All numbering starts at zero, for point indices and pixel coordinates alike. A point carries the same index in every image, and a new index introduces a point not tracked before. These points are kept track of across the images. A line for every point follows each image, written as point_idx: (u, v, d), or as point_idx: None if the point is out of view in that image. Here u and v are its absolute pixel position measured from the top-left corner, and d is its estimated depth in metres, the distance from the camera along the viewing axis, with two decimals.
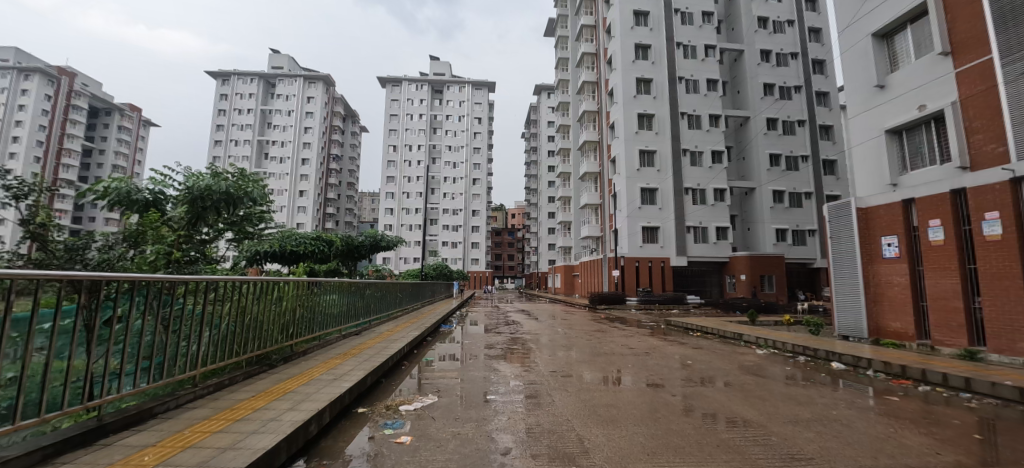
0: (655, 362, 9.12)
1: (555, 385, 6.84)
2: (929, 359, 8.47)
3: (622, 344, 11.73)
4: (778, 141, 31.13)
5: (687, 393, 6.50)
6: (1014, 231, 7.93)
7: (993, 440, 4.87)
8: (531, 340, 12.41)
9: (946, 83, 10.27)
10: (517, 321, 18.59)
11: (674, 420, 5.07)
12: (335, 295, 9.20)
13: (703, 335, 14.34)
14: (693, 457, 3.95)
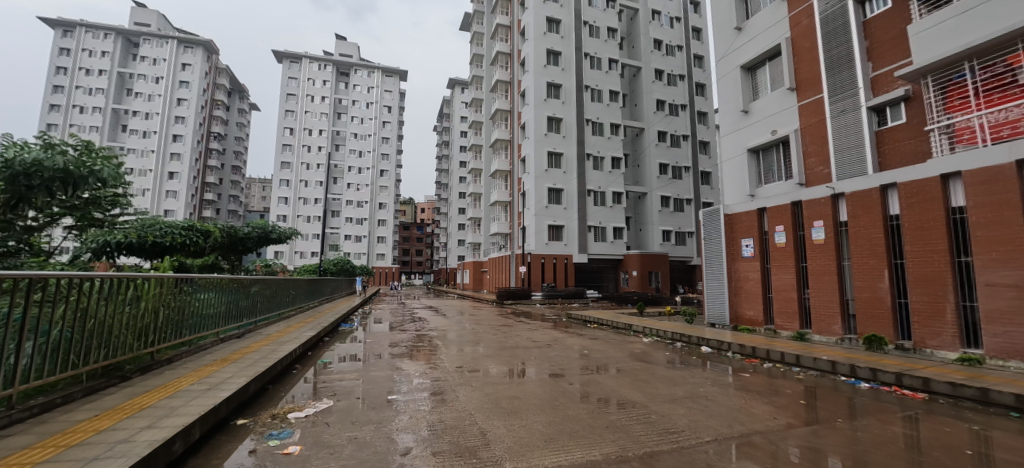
0: (557, 353, 9.73)
1: (461, 380, 6.99)
2: (771, 341, 10.24)
3: (526, 338, 12.26)
4: (667, 152, 34.72)
5: (584, 380, 7.09)
6: (832, 236, 9.94)
7: (812, 403, 6.11)
8: (437, 336, 12.42)
9: (792, 113, 12.44)
10: (423, 317, 18.36)
11: (571, 406, 5.53)
12: (212, 294, 8.31)
13: (598, 326, 15.56)
14: (586, 439, 4.37)
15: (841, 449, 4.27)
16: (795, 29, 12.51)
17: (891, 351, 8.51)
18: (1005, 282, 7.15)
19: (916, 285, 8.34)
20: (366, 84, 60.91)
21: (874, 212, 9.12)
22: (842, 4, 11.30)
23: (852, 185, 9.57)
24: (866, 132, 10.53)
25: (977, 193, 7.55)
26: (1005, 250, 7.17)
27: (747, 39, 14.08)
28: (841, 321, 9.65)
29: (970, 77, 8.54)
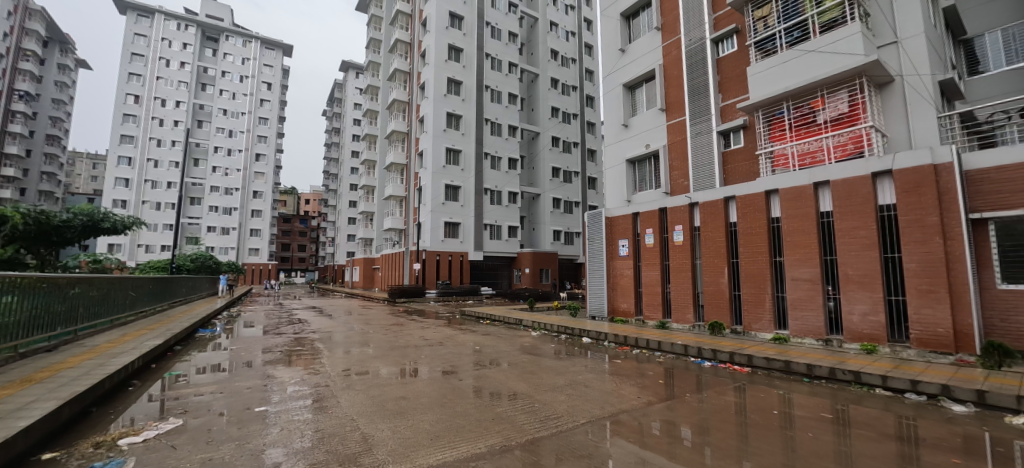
0: (449, 351, 9.87)
1: (344, 384, 6.76)
2: (640, 330, 11.64)
3: (418, 337, 12.16)
4: (560, 157, 36.92)
5: (474, 376, 7.36)
6: (688, 239, 11.66)
7: (669, 382, 7.18)
8: (319, 339, 11.69)
9: (662, 131, 14.29)
10: (303, 319, 17.04)
11: (459, 403, 5.73)
12: (8, 299, 6.75)
13: (491, 322, 16.06)
14: (470, 433, 4.60)
15: (686, 419, 5.13)
16: (666, 58, 14.39)
17: (728, 334, 10.29)
18: (804, 277, 9.16)
19: (747, 280, 10.20)
20: (239, 54, 54.16)
21: (719, 219, 10.93)
22: (702, 41, 13.39)
23: (704, 196, 11.33)
24: (714, 152, 12.77)
25: (789, 206, 9.53)
26: (804, 252, 9.19)
27: (629, 60, 15.78)
28: (693, 310, 11.38)
29: (787, 113, 10.70)
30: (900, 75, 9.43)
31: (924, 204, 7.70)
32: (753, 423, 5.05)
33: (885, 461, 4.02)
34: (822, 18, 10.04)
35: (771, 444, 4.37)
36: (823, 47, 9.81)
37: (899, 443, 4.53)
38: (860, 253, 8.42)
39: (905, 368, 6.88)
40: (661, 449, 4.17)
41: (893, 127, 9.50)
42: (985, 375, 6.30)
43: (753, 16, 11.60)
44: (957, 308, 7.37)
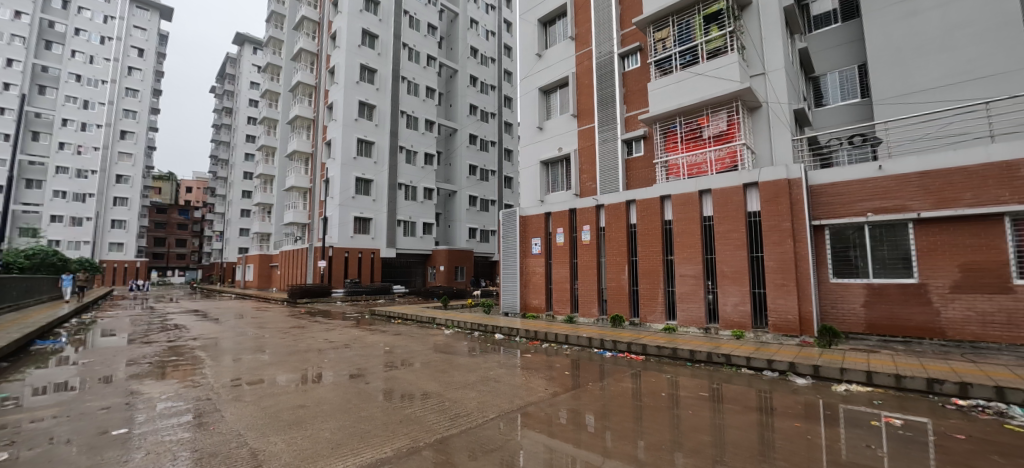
0: (356, 353, 9.52)
1: (232, 396, 6.22)
2: (549, 325, 12.24)
3: (321, 340, 11.52)
4: (477, 155, 37.09)
5: (382, 378, 7.21)
6: (594, 238, 12.54)
7: (575, 373, 7.69)
8: (202, 347, 10.52)
9: (573, 136, 15.20)
10: (183, 325, 15.14)
11: (364, 407, 5.60)
12: None
13: (403, 322, 15.74)
14: (375, 438, 4.55)
15: (587, 406, 5.58)
16: (579, 67, 15.30)
17: (627, 326, 11.27)
18: (690, 273, 10.39)
19: (643, 276, 11.26)
20: (98, 10, 46.16)
21: (621, 221, 11.91)
22: (610, 55, 14.44)
23: (609, 199, 12.27)
24: (618, 159, 13.85)
25: (679, 210, 10.72)
26: (690, 251, 10.42)
27: (545, 66, 16.47)
28: (598, 305, 12.27)
29: (680, 127, 11.98)
30: (766, 101, 11.06)
31: (781, 212, 9.18)
32: (644, 405, 5.65)
33: (746, 428, 4.77)
34: (709, 46, 11.42)
35: (660, 423, 4.92)
36: (709, 71, 11.14)
37: (757, 413, 5.39)
38: (732, 252, 9.78)
39: (764, 350, 8.15)
40: (565, 436, 4.52)
41: (760, 145, 11.14)
42: (819, 353, 7.71)
43: (653, 37, 12.74)
44: (802, 298, 8.91)
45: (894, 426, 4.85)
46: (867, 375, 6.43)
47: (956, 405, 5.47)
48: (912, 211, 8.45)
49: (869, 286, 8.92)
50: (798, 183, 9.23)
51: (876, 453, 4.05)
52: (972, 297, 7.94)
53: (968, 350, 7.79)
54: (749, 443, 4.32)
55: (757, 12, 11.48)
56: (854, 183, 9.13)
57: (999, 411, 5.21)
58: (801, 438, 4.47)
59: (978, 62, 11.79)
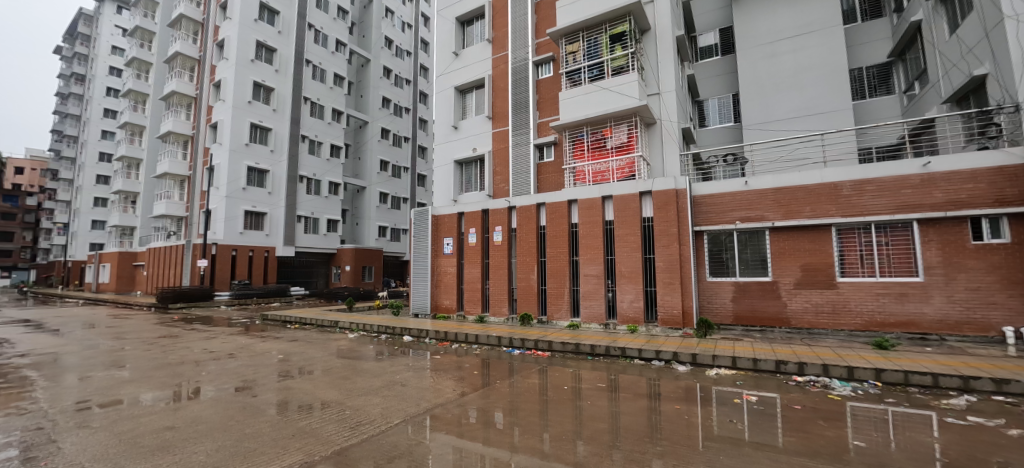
0: (242, 364, 8.64)
1: (78, 422, 5.32)
2: (460, 325, 12.29)
3: (199, 350, 10.25)
4: (388, 150, 35.80)
5: (273, 390, 6.68)
6: (506, 239, 12.88)
7: (483, 372, 7.86)
8: (34, 365, 8.75)
9: (487, 137, 15.51)
10: (6, 338, 12.42)
11: (249, 423, 5.16)
12: None
13: (300, 327, 14.66)
14: (262, 457, 4.23)
15: (494, 404, 5.75)
16: (495, 70, 15.61)
17: (535, 324, 11.76)
18: (592, 273, 11.19)
19: (551, 276, 11.86)
20: None
21: (532, 222, 12.39)
22: (525, 61, 14.94)
23: (520, 201, 12.69)
24: (530, 163, 14.38)
25: (585, 214, 11.46)
26: (593, 252, 11.22)
27: (462, 65, 16.52)
28: (508, 304, 12.62)
29: (586, 136, 12.81)
30: (661, 119, 12.30)
31: (670, 218, 10.28)
32: (549, 399, 5.98)
33: (637, 414, 5.30)
34: (614, 63, 12.37)
35: (563, 415, 5.26)
36: (613, 87, 12.07)
37: (646, 399, 6.01)
38: (629, 254, 10.72)
39: (653, 342, 9.08)
40: (473, 435, 4.63)
41: (654, 158, 12.35)
42: (697, 343, 8.80)
43: (565, 49, 13.43)
44: (685, 295, 10.09)
45: (751, 402, 5.76)
46: (732, 360, 7.51)
47: (796, 381, 6.64)
48: (769, 221, 10.04)
49: (736, 284, 10.40)
50: (684, 193, 10.42)
51: (738, 426, 4.78)
52: (808, 293, 9.67)
53: (805, 336, 9.49)
54: (640, 427, 4.81)
55: (655, 37, 12.71)
56: (727, 195, 10.57)
57: (825, 384, 6.43)
58: (681, 419, 5.09)
59: (818, 100, 14.39)
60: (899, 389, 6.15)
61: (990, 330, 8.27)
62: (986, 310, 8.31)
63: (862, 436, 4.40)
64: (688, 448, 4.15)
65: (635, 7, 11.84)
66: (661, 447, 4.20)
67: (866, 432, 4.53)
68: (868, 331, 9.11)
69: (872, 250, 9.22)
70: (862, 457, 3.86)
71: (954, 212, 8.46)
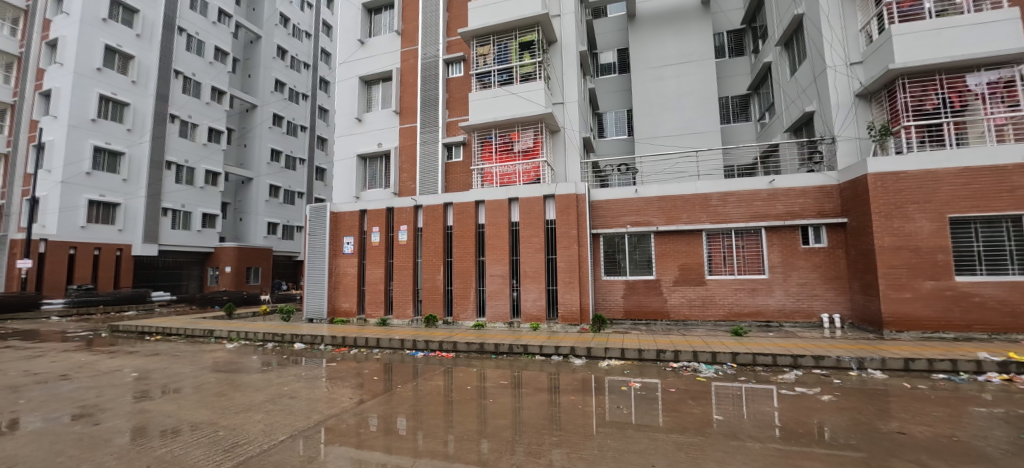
0: (82, 387, 7.19)
1: None
2: (359, 329, 11.71)
3: (17, 375, 8.30)
4: (282, 139, 32.78)
5: (125, 414, 5.64)
6: (412, 238, 12.63)
7: (385, 378, 7.54)
8: None
9: (393, 133, 15.08)
10: None
11: (89, 457, 4.25)
12: None
13: (163, 339, 12.72)
14: None
15: (395, 410, 5.55)
16: (403, 64, 15.23)
17: (440, 325, 11.69)
18: (498, 273, 11.48)
19: (457, 277, 11.89)
20: None
21: (438, 222, 12.32)
22: (435, 59, 14.80)
23: (427, 200, 12.54)
24: (439, 162, 14.29)
25: (491, 215, 11.72)
26: (499, 253, 11.52)
27: (368, 56, 15.80)
28: (412, 305, 12.37)
29: (494, 138, 13.08)
30: (565, 127, 13.05)
31: (571, 221, 10.97)
32: (453, 401, 6.00)
33: (538, 408, 5.59)
34: (523, 70, 12.83)
35: (468, 416, 5.29)
36: (521, 93, 12.50)
37: (545, 393, 6.36)
38: (533, 255, 11.21)
39: (552, 338, 9.60)
40: (373, 444, 4.33)
41: (558, 164, 13.05)
42: (591, 337, 9.51)
43: (476, 50, 13.58)
44: (582, 292, 10.85)
45: (636, 388, 6.42)
46: (621, 352, 8.27)
47: (672, 367, 7.54)
48: (654, 225, 11.22)
49: (626, 283, 11.44)
50: (583, 198, 11.20)
51: (627, 412, 5.24)
52: (684, 289, 11.01)
53: (681, 327, 10.77)
54: (540, 420, 5.07)
55: (560, 49, 13.45)
56: (620, 201, 11.59)
57: (695, 368, 7.41)
58: (576, 409, 5.48)
59: (695, 122, 16.43)
60: (749, 369, 7.31)
61: (814, 316, 10.20)
62: (811, 300, 10.23)
63: (722, 411, 5.17)
64: (582, 436, 4.48)
65: (543, 19, 12.44)
66: (558, 437, 4.47)
67: (724, 408, 5.32)
68: (728, 321, 10.67)
69: (732, 252, 10.82)
70: (721, 429, 4.54)
71: (790, 221, 10.30)
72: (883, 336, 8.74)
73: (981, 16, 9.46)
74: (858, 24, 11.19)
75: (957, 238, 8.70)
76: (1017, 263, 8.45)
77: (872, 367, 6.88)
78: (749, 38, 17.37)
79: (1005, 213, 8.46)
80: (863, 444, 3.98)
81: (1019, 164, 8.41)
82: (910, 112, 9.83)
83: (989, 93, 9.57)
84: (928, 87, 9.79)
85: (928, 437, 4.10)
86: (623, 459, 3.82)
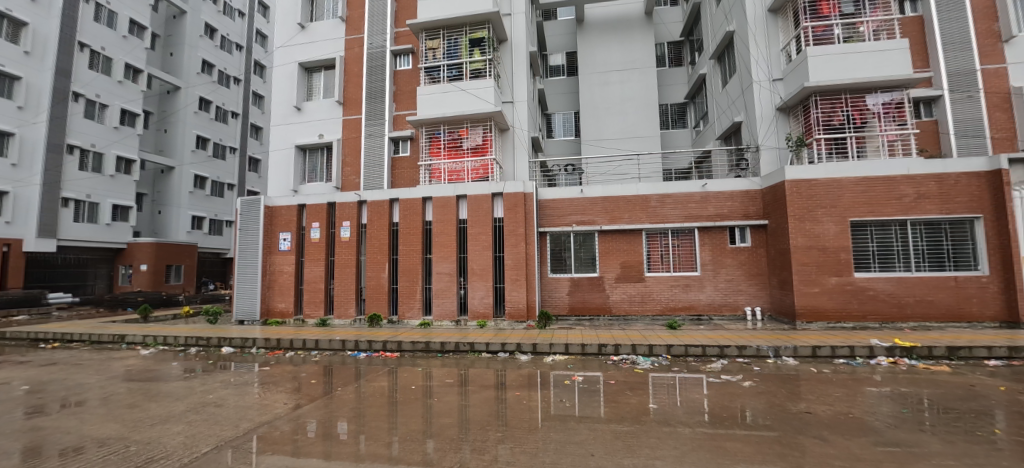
0: None
1: None
2: (296, 330, 11.13)
3: None
4: (209, 126, 30.33)
5: (13, 433, 4.93)
6: (355, 235, 12.21)
7: (323, 381, 7.21)
8: None
9: (336, 124, 14.51)
10: None
11: None
12: None
13: (64, 346, 11.33)
14: None
15: (335, 414, 5.34)
16: (348, 52, 14.66)
17: (384, 325, 11.39)
18: (445, 271, 11.40)
19: (402, 274, 11.67)
20: None
21: (384, 219, 12.01)
22: (382, 49, 14.39)
23: (372, 196, 12.18)
24: (385, 156, 13.98)
25: (439, 212, 11.61)
26: (446, 250, 11.43)
27: (309, 41, 15.03)
28: (355, 304, 11.96)
29: (443, 134, 12.96)
30: (513, 126, 13.20)
31: (518, 219, 11.13)
32: (397, 401, 5.91)
33: (484, 405, 5.64)
34: (472, 66, 12.80)
35: (414, 417, 5.20)
36: (470, 89, 12.47)
37: (492, 390, 6.44)
38: (480, 252, 11.25)
39: (499, 335, 9.69)
40: (311, 451, 4.09)
41: (506, 162, 13.16)
42: (537, 333, 9.72)
43: (425, 43, 13.32)
44: (529, 290, 11.04)
45: (578, 382, 6.67)
46: (565, 347, 8.53)
47: (613, 360, 7.90)
48: (597, 225, 11.66)
49: (571, 280, 11.79)
50: (531, 197, 11.40)
51: (570, 406, 5.41)
52: (625, 285, 11.54)
53: (622, 322, 11.27)
54: (485, 417, 5.13)
55: (511, 48, 13.56)
56: (566, 201, 11.91)
57: (633, 360, 7.81)
58: (521, 404, 5.60)
59: (637, 126, 17.23)
60: (682, 359, 7.82)
61: (738, 310, 11.07)
62: (737, 295, 11.10)
63: (657, 400, 5.50)
64: (527, 430, 4.59)
65: (494, 16, 12.49)
66: (503, 432, 4.55)
67: (659, 397, 5.66)
68: (664, 315, 11.31)
69: (668, 251, 11.50)
70: (655, 416, 4.84)
71: (719, 223, 11.11)
72: (795, 327, 9.67)
73: (879, 44, 10.73)
74: (781, 43, 12.29)
75: (857, 239, 9.83)
76: (903, 261, 9.71)
77: (786, 355, 7.62)
78: (687, 50, 18.48)
79: (894, 217, 9.67)
80: (777, 424, 4.41)
81: (905, 175, 9.66)
82: (821, 126, 10.96)
83: (884, 113, 10.90)
84: (836, 105, 10.96)
85: (830, 415, 4.62)
86: (566, 450, 3.97)
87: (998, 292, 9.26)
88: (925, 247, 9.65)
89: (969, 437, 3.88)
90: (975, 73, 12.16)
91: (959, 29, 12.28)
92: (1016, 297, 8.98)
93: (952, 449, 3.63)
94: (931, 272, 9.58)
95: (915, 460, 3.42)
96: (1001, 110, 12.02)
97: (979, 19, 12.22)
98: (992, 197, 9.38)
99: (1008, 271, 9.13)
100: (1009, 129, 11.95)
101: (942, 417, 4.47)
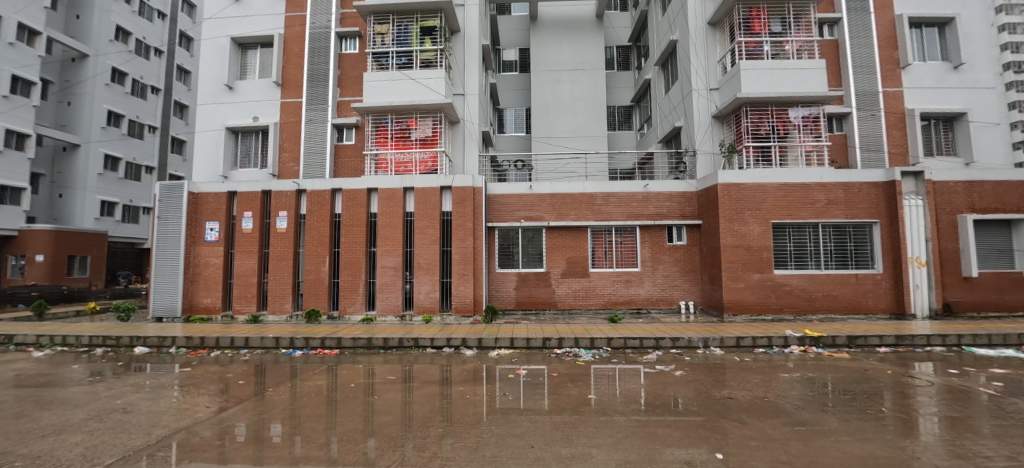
0: None
1: None
2: (223, 327, 10.38)
3: None
4: (123, 101, 27.34)
5: None
6: (292, 226, 11.56)
7: (253, 381, 6.78)
8: None
9: (272, 107, 13.65)
10: None
11: None
12: None
13: None
14: None
15: (266, 416, 5.05)
16: (288, 30, 13.80)
17: (323, 320, 10.88)
18: (390, 265, 11.11)
19: (344, 268, 11.23)
20: None
21: (325, 210, 11.46)
22: (327, 30, 13.69)
23: (311, 185, 11.57)
24: (327, 143, 13.39)
25: (384, 204, 11.28)
26: (391, 244, 11.14)
27: (242, 15, 13.93)
28: (292, 299, 11.35)
29: (390, 124, 12.55)
30: (464, 119, 13.06)
31: (467, 213, 11.06)
32: (335, 400, 5.69)
33: (427, 401, 5.59)
34: (423, 55, 12.51)
35: (353, 415, 5.06)
36: (420, 79, 12.20)
37: (436, 385, 6.40)
38: (427, 246, 11.07)
39: (444, 330, 9.61)
40: (238, 457, 3.84)
41: (455, 155, 13.01)
42: (483, 328, 9.74)
43: (373, 28, 12.79)
44: (476, 284, 11.03)
45: (522, 375, 6.79)
46: (510, 341, 8.63)
47: (556, 353, 8.09)
48: (545, 221, 11.87)
49: (518, 275, 11.92)
50: (479, 191, 11.36)
51: (513, 399, 5.48)
52: (570, 281, 11.84)
53: (566, 316, 11.57)
54: (428, 413, 5.09)
55: (463, 39, 13.40)
56: (514, 196, 12.01)
57: (576, 353, 8.04)
58: (465, 399, 5.62)
59: (584, 126, 17.69)
60: (621, 351, 8.17)
61: (674, 303, 11.73)
62: (673, 290, 11.76)
63: (596, 391, 5.72)
64: (469, 425, 4.61)
65: (445, 5, 12.27)
66: (446, 427, 4.55)
67: (599, 388, 5.90)
68: (606, 309, 11.73)
69: (612, 247, 11.96)
70: (594, 406, 5.04)
71: (658, 223, 11.72)
72: (722, 319, 10.43)
73: (801, 63, 11.74)
74: (718, 55, 13.14)
75: (777, 240, 10.78)
76: (815, 259, 10.75)
77: (713, 345, 8.18)
78: (634, 54, 19.20)
79: (808, 220, 10.70)
80: (703, 410, 4.74)
81: (818, 183, 10.71)
82: (750, 134, 11.87)
83: (803, 125, 11.95)
84: (763, 116, 11.93)
85: (748, 399, 5.06)
86: (506, 443, 4.03)
87: (888, 287, 10.53)
88: (833, 248, 10.75)
89: (861, 415, 4.40)
90: (877, 94, 13.67)
91: (867, 54, 13.78)
92: (904, 293, 10.26)
93: (848, 426, 4.09)
94: (837, 270, 10.69)
95: (817, 437, 3.83)
96: (898, 128, 13.60)
97: (882, 46, 13.75)
98: (887, 205, 10.65)
99: (897, 269, 10.40)
100: (903, 145, 13.58)
101: (842, 398, 5.04)
